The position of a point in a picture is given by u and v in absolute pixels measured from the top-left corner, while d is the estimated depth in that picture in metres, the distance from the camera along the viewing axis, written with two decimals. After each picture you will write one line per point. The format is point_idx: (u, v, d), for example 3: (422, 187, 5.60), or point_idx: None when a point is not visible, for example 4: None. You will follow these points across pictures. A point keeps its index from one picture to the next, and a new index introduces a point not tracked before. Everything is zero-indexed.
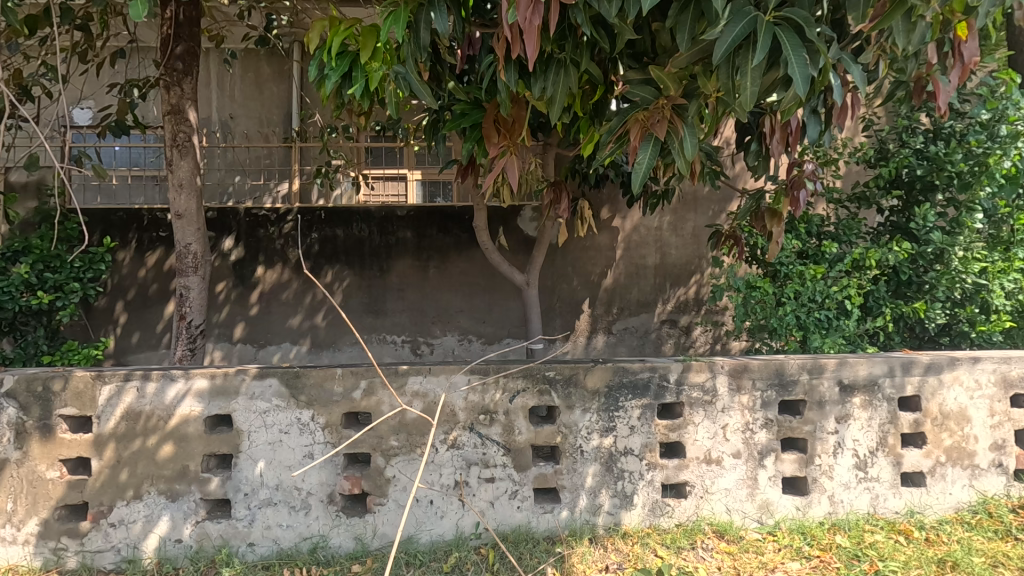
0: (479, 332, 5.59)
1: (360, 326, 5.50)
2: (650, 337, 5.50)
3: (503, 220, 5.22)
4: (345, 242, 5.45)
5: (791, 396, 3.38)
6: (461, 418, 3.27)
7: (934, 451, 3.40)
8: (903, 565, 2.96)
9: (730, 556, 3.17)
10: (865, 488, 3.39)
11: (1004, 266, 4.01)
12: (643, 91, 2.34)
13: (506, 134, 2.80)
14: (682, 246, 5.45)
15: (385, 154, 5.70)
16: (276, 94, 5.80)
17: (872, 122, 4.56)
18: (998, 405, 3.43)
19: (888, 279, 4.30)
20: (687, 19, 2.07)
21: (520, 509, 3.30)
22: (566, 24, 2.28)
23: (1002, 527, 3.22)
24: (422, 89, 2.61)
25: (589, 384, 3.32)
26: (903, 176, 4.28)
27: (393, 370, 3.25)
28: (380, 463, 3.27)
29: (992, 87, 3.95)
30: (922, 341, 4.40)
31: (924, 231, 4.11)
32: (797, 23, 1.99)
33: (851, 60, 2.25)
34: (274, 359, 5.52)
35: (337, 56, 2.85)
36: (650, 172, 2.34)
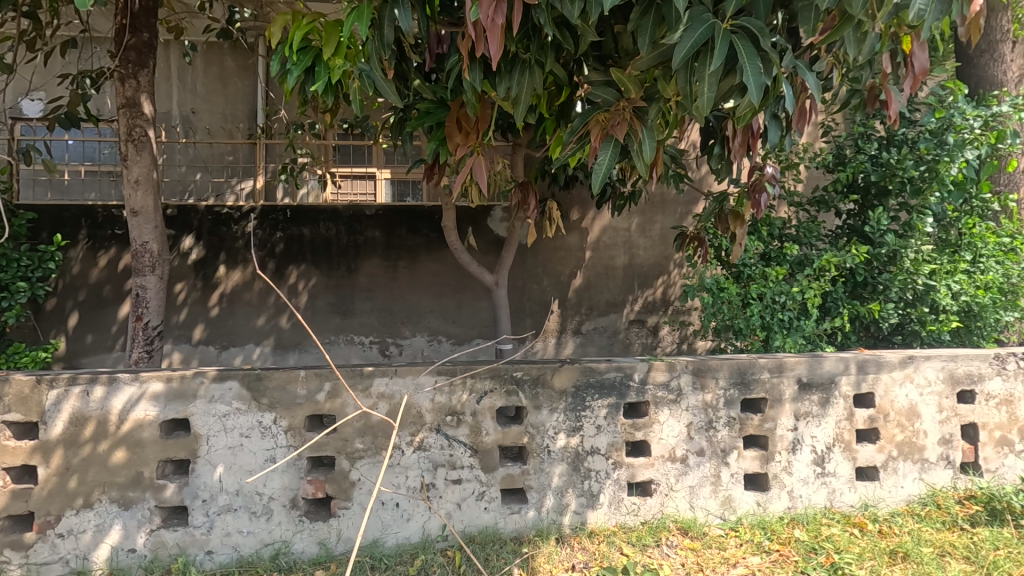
0: (449, 332, 5.55)
1: (327, 327, 5.41)
2: (618, 337, 5.55)
3: (473, 220, 5.21)
4: (311, 241, 5.35)
5: (752, 395, 3.46)
6: (427, 419, 3.24)
7: (887, 445, 3.53)
8: (857, 557, 3.05)
9: (694, 552, 3.22)
10: (822, 482, 3.50)
11: (951, 268, 4.17)
12: (604, 93, 2.38)
13: (471, 134, 2.80)
14: (650, 248, 5.52)
15: (353, 151, 5.61)
16: (241, 89, 5.68)
17: (830, 129, 4.71)
18: (946, 401, 3.58)
19: (845, 281, 4.46)
20: (648, 22, 2.11)
21: (487, 510, 3.29)
22: (531, 24, 2.29)
23: (949, 518, 3.36)
24: (386, 86, 2.59)
25: (556, 384, 3.34)
26: (860, 181, 4.46)
27: (358, 371, 3.20)
28: (345, 466, 3.21)
29: (941, 97, 4.19)
30: (876, 341, 4.55)
31: (878, 234, 4.27)
32: (752, 32, 2.03)
33: (804, 68, 2.32)
34: (237, 361, 5.37)
35: (299, 51, 2.80)
36: (610, 173, 2.36)
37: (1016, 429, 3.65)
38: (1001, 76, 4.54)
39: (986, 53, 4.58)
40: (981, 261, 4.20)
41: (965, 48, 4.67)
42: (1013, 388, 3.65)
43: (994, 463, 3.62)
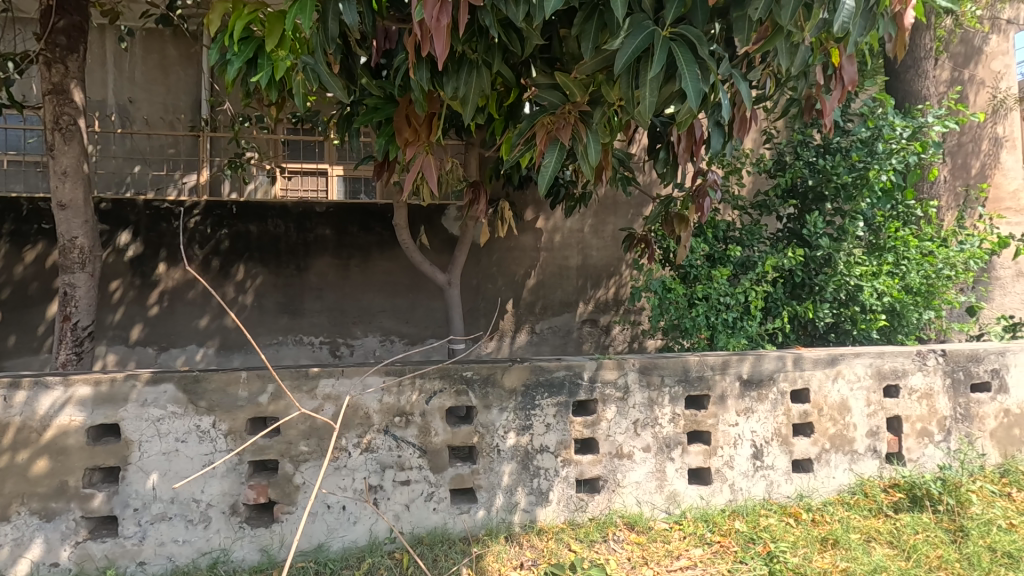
0: (402, 332, 5.47)
1: (275, 327, 5.24)
2: (572, 336, 5.62)
3: (427, 219, 5.16)
4: (258, 238, 5.18)
5: (696, 391, 3.57)
6: (375, 420, 3.20)
7: (820, 439, 3.71)
8: (791, 545, 3.20)
9: (639, 546, 3.29)
10: (761, 475, 3.64)
11: (877, 269, 4.40)
12: (551, 96, 2.40)
13: (420, 132, 2.77)
14: (603, 249, 5.61)
15: (303, 147, 5.46)
16: (183, 79, 5.44)
17: (773, 136, 4.92)
18: (874, 395, 3.78)
19: (785, 281, 4.65)
20: (591, 28, 2.16)
21: (436, 510, 3.27)
22: (477, 25, 2.29)
23: (875, 505, 3.57)
24: (331, 80, 2.58)
25: (506, 383, 3.35)
26: (798, 186, 4.66)
27: (303, 372, 3.13)
28: (289, 470, 3.12)
29: (872, 108, 4.49)
30: (813, 339, 4.75)
31: (815, 237, 4.47)
32: (691, 40, 2.09)
33: (740, 77, 2.41)
34: (178, 362, 5.13)
35: (240, 41, 2.70)
36: (556, 175, 2.38)
37: (936, 421, 3.85)
38: (924, 91, 4.86)
39: (911, 68, 4.89)
40: (903, 264, 4.45)
41: (892, 63, 4.98)
42: (933, 383, 3.86)
43: (916, 453, 3.83)
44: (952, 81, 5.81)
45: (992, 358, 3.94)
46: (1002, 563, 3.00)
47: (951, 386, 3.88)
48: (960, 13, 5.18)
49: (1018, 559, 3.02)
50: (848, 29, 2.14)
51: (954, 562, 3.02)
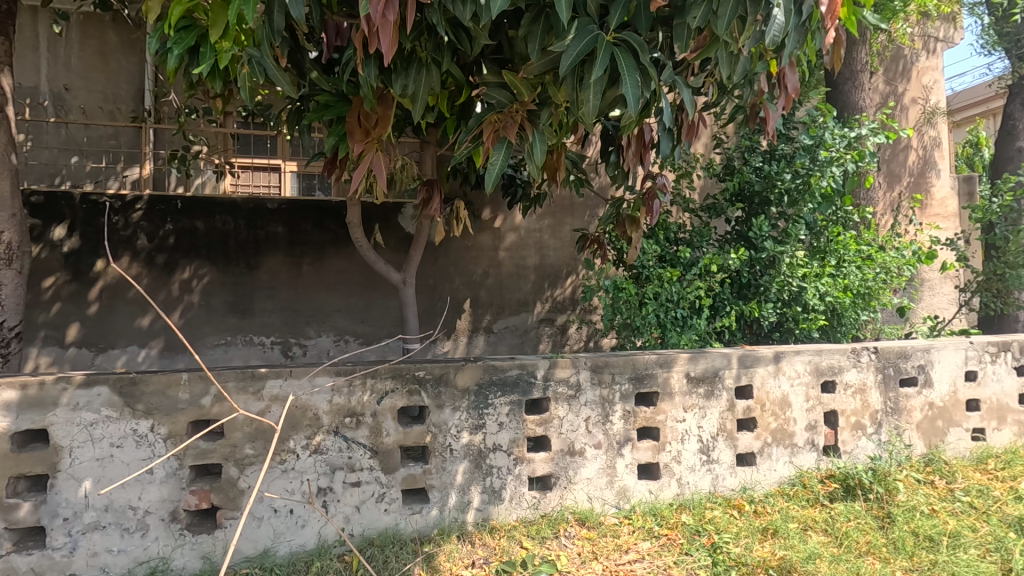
0: (357, 332, 5.37)
1: (223, 327, 5.07)
2: (529, 335, 5.65)
3: (382, 218, 5.11)
4: (206, 235, 5.01)
5: (646, 388, 3.66)
6: (325, 422, 3.15)
7: (763, 433, 3.87)
8: (734, 536, 3.32)
9: (590, 541, 3.34)
10: (707, 469, 3.76)
11: (819, 271, 4.60)
12: (499, 94, 2.42)
13: (370, 131, 2.73)
14: (560, 249, 5.68)
15: (254, 141, 5.28)
16: (125, 67, 5.18)
17: (722, 141, 5.11)
18: (812, 391, 3.97)
19: (732, 282, 4.80)
20: (537, 30, 2.20)
21: (388, 511, 3.25)
22: (425, 23, 2.28)
23: (813, 496, 3.74)
24: (279, 75, 2.55)
25: (458, 383, 3.36)
26: (745, 191, 4.85)
27: (249, 373, 3.05)
28: (233, 474, 3.02)
29: (814, 117, 4.74)
30: (757, 338, 4.93)
31: (761, 239, 4.65)
32: (634, 46, 2.14)
33: (683, 83, 2.49)
34: (118, 364, 4.89)
35: (182, 29, 2.60)
36: (502, 172, 2.41)
37: (868, 415, 4.07)
38: (861, 102, 5.12)
39: (849, 80, 5.15)
40: (844, 266, 4.66)
41: (832, 75, 5.24)
42: (866, 378, 4.07)
43: (850, 445, 4.04)
44: (886, 94, 6.17)
45: (919, 354, 4.20)
46: (925, 546, 3.21)
47: (882, 381, 4.11)
48: (892, 30, 5.50)
49: (938, 542, 3.23)
50: (779, 43, 2.22)
51: (882, 547, 3.21)
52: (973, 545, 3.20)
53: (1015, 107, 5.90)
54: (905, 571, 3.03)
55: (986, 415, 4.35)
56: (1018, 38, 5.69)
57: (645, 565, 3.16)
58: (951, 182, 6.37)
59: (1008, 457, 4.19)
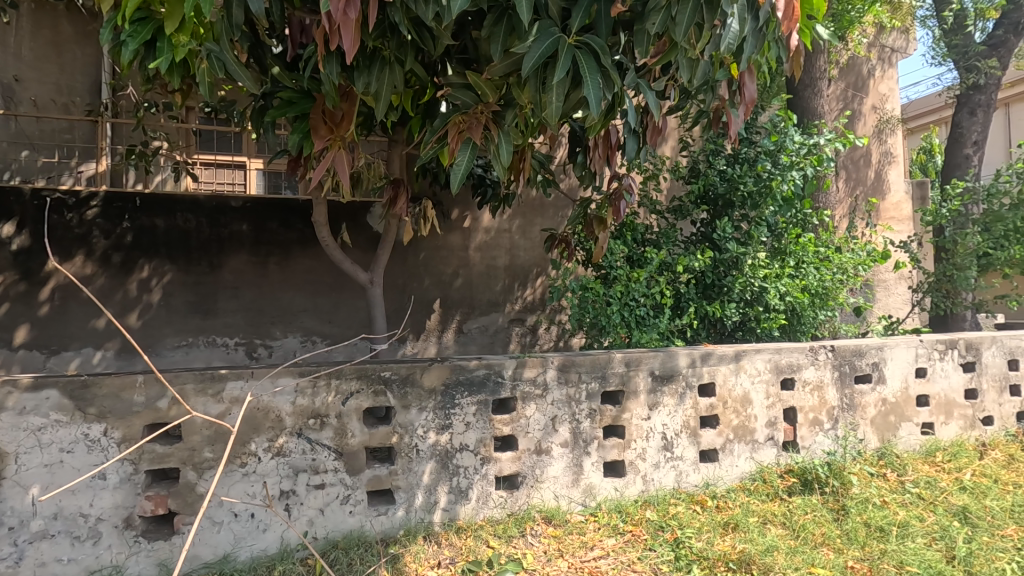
0: (324, 333, 5.29)
1: (184, 327, 4.93)
2: (499, 335, 5.65)
3: (350, 217, 5.05)
4: (166, 233, 4.87)
5: (611, 387, 3.72)
6: (288, 423, 3.10)
7: (725, 430, 3.96)
8: (696, 530, 3.39)
9: (555, 539, 3.37)
10: (671, 466, 3.84)
11: (779, 272, 4.72)
12: (464, 95, 2.43)
13: (333, 128, 2.71)
14: (530, 249, 5.70)
15: (217, 137, 5.19)
16: (80, 58, 5.00)
17: (688, 144, 5.22)
18: (772, 388, 4.08)
19: (696, 282, 4.90)
20: (500, 31, 2.22)
21: (353, 513, 3.22)
22: (388, 21, 2.28)
23: (772, 490, 3.85)
24: (239, 70, 2.50)
25: (425, 383, 3.35)
26: (710, 194, 4.97)
27: (209, 375, 2.98)
28: (191, 478, 2.94)
29: (775, 122, 4.87)
30: (722, 338, 5.00)
31: (724, 240, 4.76)
32: (595, 49, 2.17)
33: (647, 86, 2.54)
34: (71, 366, 4.71)
35: (136, 21, 2.52)
36: (468, 173, 2.42)
37: (826, 411, 4.21)
38: (820, 109, 5.30)
39: (808, 87, 5.32)
40: (802, 267, 4.78)
41: (793, 82, 5.40)
42: (823, 375, 4.21)
43: (808, 440, 4.16)
44: (844, 102, 6.39)
45: (873, 352, 4.36)
46: (875, 536, 3.34)
47: (838, 378, 4.25)
48: (849, 40, 5.71)
49: (888, 531, 3.37)
50: (734, 50, 2.27)
51: (835, 537, 3.33)
52: (920, 534, 3.35)
53: (962, 116, 6.19)
54: (857, 560, 3.15)
55: (934, 411, 4.55)
56: (966, 50, 5.96)
57: (609, 561, 3.20)
58: (905, 187, 6.64)
59: (954, 450, 4.38)
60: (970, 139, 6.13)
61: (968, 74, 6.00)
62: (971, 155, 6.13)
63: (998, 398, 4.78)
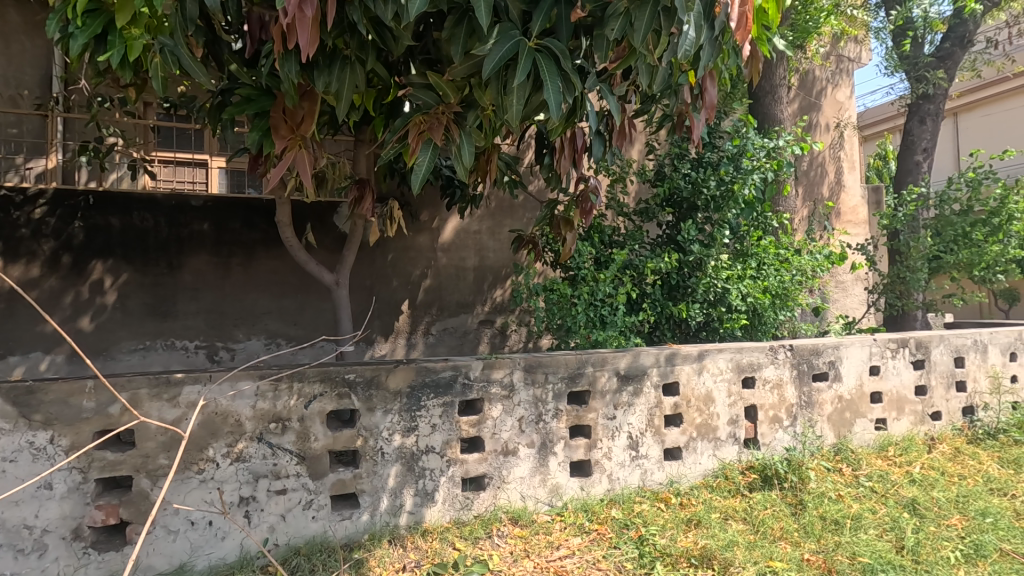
0: (289, 335, 5.18)
1: (141, 330, 4.77)
2: (468, 337, 5.63)
3: (316, 217, 4.97)
4: (121, 233, 4.71)
5: (578, 387, 3.75)
6: (248, 428, 3.03)
7: (688, 428, 4.04)
8: (660, 527, 3.44)
9: (522, 539, 3.38)
10: (636, 464, 3.89)
11: (741, 273, 4.83)
12: (425, 96, 2.42)
13: (293, 127, 2.66)
14: (499, 251, 5.70)
15: (177, 135, 4.99)
16: (29, 50, 4.78)
17: (654, 148, 5.32)
18: (734, 387, 4.18)
19: (662, 284, 4.98)
20: (460, 33, 2.23)
21: (315, 519, 3.16)
22: (347, 20, 2.25)
23: (734, 486, 3.95)
24: (194, 66, 2.44)
25: (390, 385, 3.32)
26: (674, 196, 5.08)
27: (165, 379, 2.89)
28: (145, 486, 2.84)
29: (737, 127, 5.01)
30: (687, 338, 5.10)
31: (688, 242, 4.85)
32: (555, 53, 2.18)
33: (608, 90, 2.57)
34: (17, 372, 4.50)
35: (86, 14, 2.43)
36: (430, 173, 2.41)
37: (785, 409, 4.33)
38: (779, 115, 5.46)
39: (768, 94, 5.47)
40: (764, 269, 4.91)
41: (754, 88, 5.55)
42: (783, 374, 4.33)
43: (769, 437, 4.28)
44: (803, 109, 6.61)
45: (829, 351, 4.51)
46: (830, 529, 3.45)
47: (797, 376, 4.39)
48: (806, 49, 5.90)
49: (842, 524, 3.49)
50: (690, 57, 2.33)
51: (793, 532, 3.43)
52: (872, 526, 3.48)
53: (913, 124, 6.47)
54: (813, 553, 3.25)
55: (887, 407, 4.73)
56: (916, 61, 6.23)
57: (575, 560, 3.22)
58: (861, 192, 6.89)
59: (905, 445, 4.57)
60: (920, 146, 6.40)
61: (918, 84, 6.27)
62: (921, 162, 6.40)
63: (946, 394, 5.00)
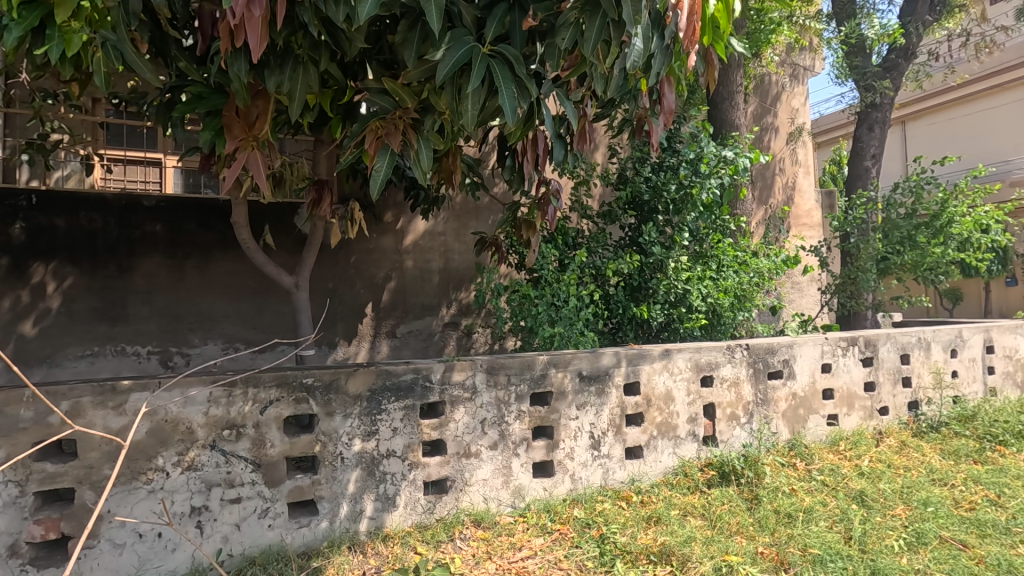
0: (248, 339, 5.05)
1: (88, 336, 4.56)
2: (434, 339, 5.60)
3: (275, 218, 4.87)
4: (67, 234, 4.51)
5: (541, 388, 3.77)
6: (200, 435, 2.94)
7: (649, 427, 4.11)
8: (621, 526, 3.48)
9: (484, 542, 3.37)
10: (598, 464, 3.94)
11: (701, 274, 4.94)
12: (381, 100, 2.41)
13: (247, 127, 2.61)
14: (464, 253, 5.69)
15: (127, 132, 4.73)
16: None
17: (617, 151, 5.40)
18: (693, 385, 4.28)
19: (624, 285, 5.06)
20: (414, 37, 2.23)
21: (272, 527, 3.09)
22: (298, 20, 2.23)
23: (693, 483, 4.04)
24: (139, 63, 2.39)
25: (350, 388, 3.27)
26: (636, 200, 5.17)
27: (110, 386, 2.78)
28: (88, 499, 2.73)
29: (694, 133, 5.15)
30: (648, 338, 5.18)
31: (649, 244, 4.94)
32: (509, 59, 2.20)
33: (564, 96, 2.60)
34: None
35: (21, 6, 2.31)
36: (387, 179, 2.40)
37: (742, 406, 4.45)
38: (736, 121, 5.62)
39: (726, 100, 5.62)
40: (722, 270, 5.02)
41: (712, 95, 5.70)
42: (739, 372, 4.46)
43: (726, 434, 4.39)
44: (760, 115, 6.82)
45: (784, 349, 4.65)
46: (784, 522, 3.56)
47: (753, 374, 4.52)
48: (762, 57, 6.10)
49: (795, 517, 3.60)
50: (640, 67, 2.37)
51: (748, 526, 3.52)
52: (823, 518, 3.60)
53: (862, 132, 6.75)
54: (767, 546, 3.34)
55: (838, 402, 4.92)
56: (864, 71, 6.51)
57: (537, 561, 3.23)
58: (815, 196, 7.16)
59: (855, 439, 4.76)
60: (869, 152, 6.68)
61: (867, 93, 6.54)
62: (870, 167, 6.68)
63: (892, 390, 5.23)
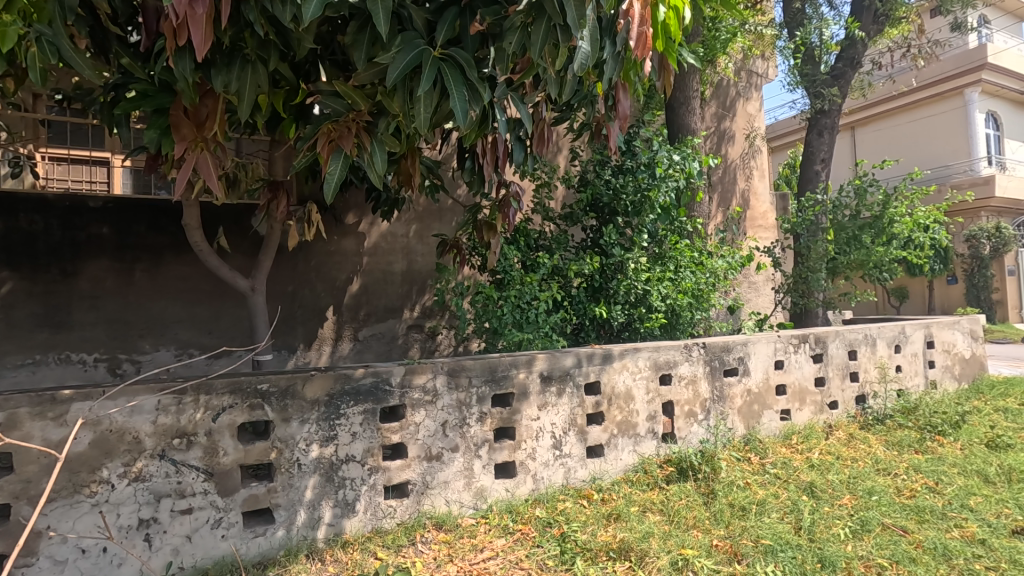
0: (202, 345, 4.91)
1: (28, 343, 4.35)
2: (397, 342, 5.55)
3: (231, 220, 4.75)
4: (5, 236, 4.29)
5: (502, 390, 3.79)
6: (148, 445, 2.85)
7: (610, 425, 4.18)
8: (582, 523, 3.52)
9: (446, 544, 3.36)
10: (560, 463, 3.98)
11: (660, 275, 5.04)
12: (334, 102, 2.39)
13: (193, 127, 2.54)
14: (427, 255, 5.67)
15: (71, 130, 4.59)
16: None
17: (578, 154, 5.48)
18: (651, 384, 4.37)
19: (586, 285, 5.13)
20: (364, 39, 2.23)
21: (225, 538, 3.01)
22: (245, 19, 2.20)
23: (652, 480, 4.12)
24: (78, 58, 2.31)
25: (307, 394, 3.22)
26: (597, 202, 5.25)
27: (50, 396, 2.66)
28: (26, 514, 2.60)
29: (651, 137, 5.28)
30: (611, 338, 5.25)
31: (610, 246, 5.02)
32: (460, 62, 2.22)
33: (518, 98, 2.64)
34: None
35: None
36: (342, 182, 2.38)
37: (699, 403, 4.57)
38: (692, 125, 5.77)
39: (683, 105, 5.76)
40: (680, 271, 5.14)
41: (670, 99, 5.85)
42: (697, 370, 4.58)
43: (684, 431, 4.49)
44: (717, 119, 7.02)
45: (738, 347, 4.80)
46: (738, 515, 3.67)
47: (709, 372, 4.64)
48: (717, 65, 6.30)
49: (748, 510, 3.72)
50: (588, 69, 2.41)
51: (704, 520, 3.63)
52: (774, 509, 3.74)
53: (813, 137, 7.02)
54: (721, 538, 3.44)
55: (791, 398, 5.10)
56: (814, 78, 6.78)
57: (498, 561, 3.24)
58: (769, 199, 7.43)
59: (806, 433, 4.94)
60: (819, 157, 6.97)
61: (816, 100, 6.83)
62: (820, 171, 6.97)
63: (841, 384, 5.46)
